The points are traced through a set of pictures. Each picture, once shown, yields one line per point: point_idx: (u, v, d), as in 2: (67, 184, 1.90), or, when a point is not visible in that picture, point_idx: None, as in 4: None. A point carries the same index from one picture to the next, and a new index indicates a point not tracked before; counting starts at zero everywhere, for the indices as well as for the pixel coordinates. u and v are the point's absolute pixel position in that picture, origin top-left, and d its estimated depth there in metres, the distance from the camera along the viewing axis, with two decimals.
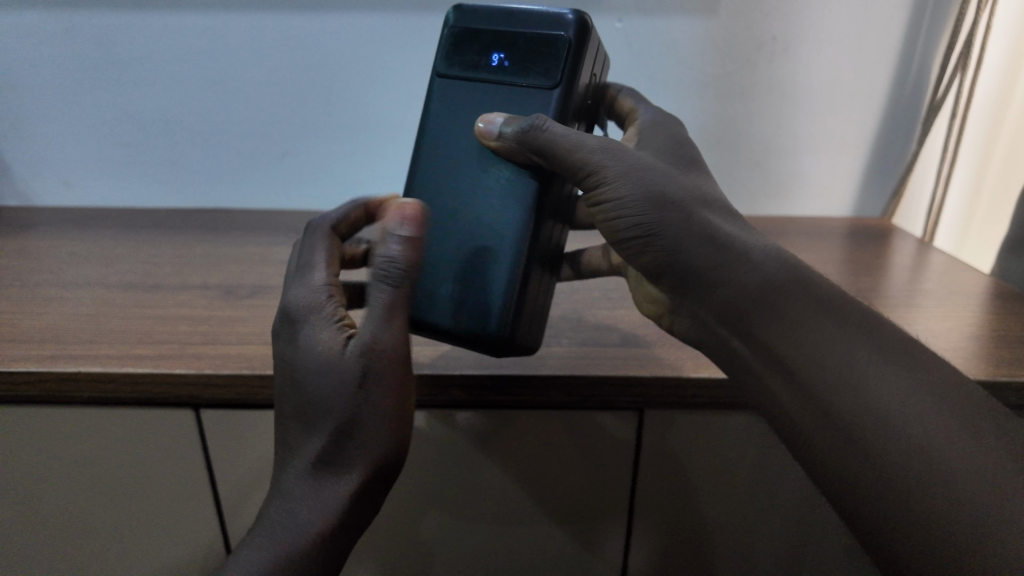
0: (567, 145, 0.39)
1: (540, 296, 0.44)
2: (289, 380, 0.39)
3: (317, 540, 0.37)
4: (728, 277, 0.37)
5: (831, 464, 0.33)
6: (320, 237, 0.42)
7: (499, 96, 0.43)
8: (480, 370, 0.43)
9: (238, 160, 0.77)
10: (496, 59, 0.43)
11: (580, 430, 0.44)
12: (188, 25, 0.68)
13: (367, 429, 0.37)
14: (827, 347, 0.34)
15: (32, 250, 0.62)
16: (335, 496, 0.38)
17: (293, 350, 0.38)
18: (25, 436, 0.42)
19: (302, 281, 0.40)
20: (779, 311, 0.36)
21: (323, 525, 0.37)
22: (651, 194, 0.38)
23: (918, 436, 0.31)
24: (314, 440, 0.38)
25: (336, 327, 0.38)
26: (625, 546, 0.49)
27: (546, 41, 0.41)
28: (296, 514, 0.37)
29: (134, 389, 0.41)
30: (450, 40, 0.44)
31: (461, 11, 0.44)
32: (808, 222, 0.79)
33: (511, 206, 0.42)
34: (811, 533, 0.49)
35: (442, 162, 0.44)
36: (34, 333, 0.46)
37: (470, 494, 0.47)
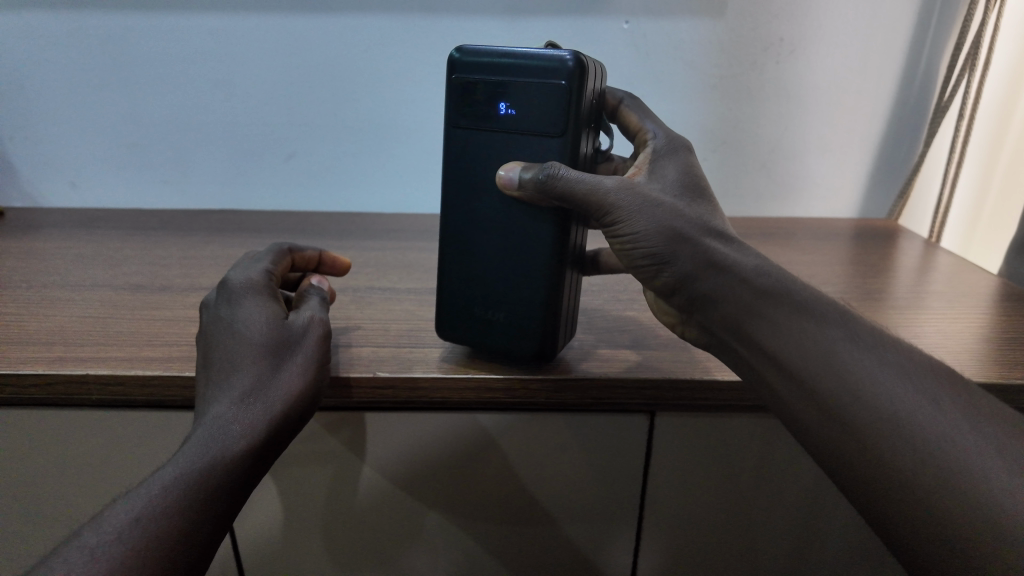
0: (584, 192, 0.38)
1: (572, 297, 0.45)
2: (221, 336, 0.38)
3: (187, 502, 0.31)
4: (747, 320, 0.36)
5: (856, 488, 0.32)
6: (269, 256, 0.45)
7: (509, 146, 0.41)
8: (492, 372, 0.43)
9: (244, 161, 0.76)
10: (503, 108, 0.40)
11: (592, 431, 0.44)
12: (197, 26, 0.69)
13: (274, 397, 0.35)
14: (848, 382, 0.32)
15: (39, 251, 0.62)
16: (207, 460, 0.32)
17: (209, 322, 0.39)
18: (31, 440, 0.42)
19: (237, 270, 0.42)
20: (780, 326, 0.35)
21: (212, 472, 0.32)
22: (661, 224, 0.37)
23: (922, 424, 0.30)
24: (226, 393, 0.35)
25: (260, 301, 0.40)
26: (635, 548, 0.49)
27: (552, 92, 0.38)
28: (183, 459, 0.32)
29: (144, 391, 0.41)
30: (451, 89, 0.41)
31: (460, 57, 0.40)
32: (816, 223, 0.79)
33: (536, 232, 0.42)
34: (820, 534, 0.49)
35: (457, 190, 0.43)
36: (42, 335, 0.45)
37: (480, 496, 0.46)
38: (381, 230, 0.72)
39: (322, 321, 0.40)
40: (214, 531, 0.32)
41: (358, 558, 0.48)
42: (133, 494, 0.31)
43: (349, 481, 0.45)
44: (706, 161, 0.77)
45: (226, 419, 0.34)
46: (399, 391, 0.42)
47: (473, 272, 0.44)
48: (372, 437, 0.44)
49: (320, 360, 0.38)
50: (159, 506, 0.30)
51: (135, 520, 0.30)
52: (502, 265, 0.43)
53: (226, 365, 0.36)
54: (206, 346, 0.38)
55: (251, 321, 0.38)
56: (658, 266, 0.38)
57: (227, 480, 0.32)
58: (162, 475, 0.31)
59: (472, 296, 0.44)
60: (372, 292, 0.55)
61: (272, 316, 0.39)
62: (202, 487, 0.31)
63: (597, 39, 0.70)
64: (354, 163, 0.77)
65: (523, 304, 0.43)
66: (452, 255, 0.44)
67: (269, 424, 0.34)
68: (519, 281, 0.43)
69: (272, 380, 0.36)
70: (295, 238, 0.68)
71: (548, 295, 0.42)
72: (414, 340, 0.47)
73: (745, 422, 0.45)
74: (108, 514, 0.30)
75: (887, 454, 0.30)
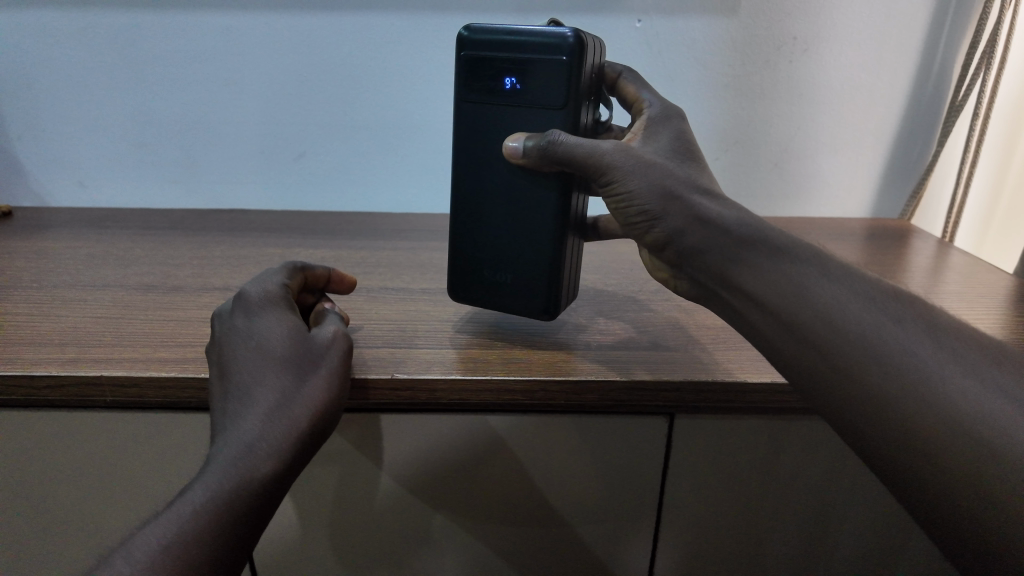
0: (580, 152, 0.40)
1: (574, 261, 0.49)
2: (242, 351, 0.38)
3: (216, 521, 0.31)
4: (734, 267, 0.37)
5: (866, 434, 0.31)
6: (283, 270, 0.45)
7: (515, 119, 0.44)
8: (512, 374, 0.42)
9: (253, 160, 0.76)
10: (509, 82, 0.43)
11: (611, 433, 0.44)
12: (207, 25, 0.69)
13: (299, 408, 0.35)
14: (841, 319, 0.32)
15: (49, 251, 0.61)
16: (235, 475, 0.32)
17: (226, 332, 0.39)
18: (44, 442, 0.41)
19: (253, 281, 0.42)
20: (764, 270, 0.36)
21: (240, 494, 0.32)
22: (656, 182, 0.39)
23: (912, 359, 0.30)
24: (253, 410, 0.34)
25: (277, 313, 0.40)
26: (653, 550, 0.48)
27: (553, 66, 0.41)
28: (212, 479, 0.32)
29: (160, 393, 0.40)
30: (461, 65, 0.44)
31: (468, 34, 0.43)
32: (828, 222, 0.78)
33: (539, 195, 0.45)
34: (838, 535, 0.48)
35: (467, 161, 0.46)
36: (55, 336, 0.45)
37: (496, 498, 0.46)
38: (391, 230, 0.72)
39: (342, 334, 0.40)
40: (238, 548, 0.31)
41: (373, 559, 0.48)
42: (162, 517, 0.31)
43: (365, 482, 0.45)
44: (718, 160, 0.76)
45: (251, 436, 0.33)
46: (417, 393, 0.42)
47: (484, 239, 0.47)
48: (390, 438, 0.43)
49: (342, 376, 0.38)
50: (191, 530, 0.30)
51: (164, 547, 0.30)
52: (510, 234, 0.46)
53: (247, 378, 0.36)
54: (224, 359, 0.38)
55: (271, 333, 0.38)
56: (652, 222, 0.40)
57: (256, 501, 0.32)
58: (192, 495, 0.31)
59: (484, 260, 0.48)
60: (386, 292, 0.55)
61: (291, 329, 0.39)
62: (232, 512, 0.31)
63: (610, 38, 0.69)
64: (364, 162, 0.76)
65: (530, 269, 0.47)
66: (465, 224, 0.47)
67: (295, 442, 0.34)
68: (525, 248, 0.46)
69: (295, 395, 0.36)
70: (305, 238, 0.68)
71: (552, 263, 0.46)
72: (430, 341, 0.47)
73: (767, 424, 0.44)
74: (137, 539, 0.30)
75: (886, 393, 0.30)
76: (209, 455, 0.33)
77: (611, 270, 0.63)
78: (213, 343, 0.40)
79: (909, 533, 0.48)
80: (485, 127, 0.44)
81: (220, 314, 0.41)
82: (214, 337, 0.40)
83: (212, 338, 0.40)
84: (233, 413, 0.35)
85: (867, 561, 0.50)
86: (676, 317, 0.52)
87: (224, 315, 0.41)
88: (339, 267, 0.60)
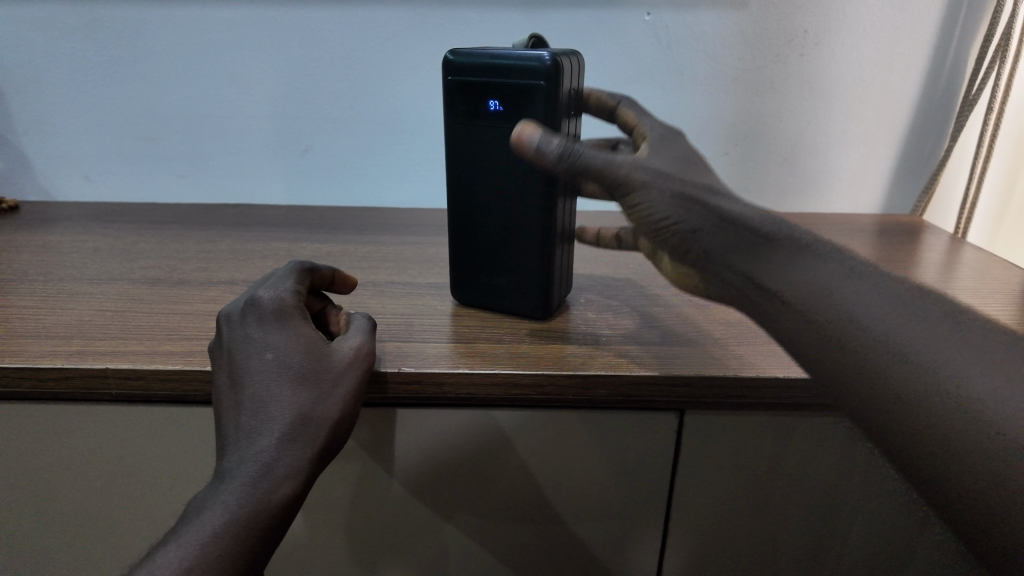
0: (597, 161, 0.37)
1: (564, 260, 0.49)
2: (255, 363, 0.37)
3: (237, 539, 0.32)
4: (762, 271, 0.34)
5: (911, 447, 0.28)
6: (293, 271, 0.43)
7: (499, 141, 0.43)
8: (519, 368, 0.42)
9: (258, 153, 0.76)
10: (492, 105, 0.42)
11: (619, 429, 0.43)
12: (213, 19, 0.68)
13: (315, 429, 0.36)
14: (879, 330, 0.30)
15: (54, 244, 0.61)
16: (255, 494, 0.33)
17: (239, 339, 0.38)
18: (48, 433, 0.41)
19: (266, 285, 0.41)
20: (790, 278, 0.33)
21: (259, 513, 0.33)
22: (674, 188, 0.36)
23: (924, 348, 0.29)
24: (270, 431, 0.35)
25: (290, 326, 0.39)
26: (661, 547, 0.48)
27: (534, 92, 0.41)
28: (231, 497, 0.33)
29: (165, 386, 0.40)
30: (448, 89, 0.44)
31: (453, 59, 0.42)
32: (840, 218, 0.77)
33: (527, 204, 0.44)
34: (846, 532, 0.48)
35: (457, 176, 0.46)
36: (61, 328, 0.45)
37: (502, 495, 0.45)
38: (396, 224, 0.71)
39: (365, 352, 0.40)
40: (254, 558, 0.33)
41: (380, 555, 0.47)
42: (183, 539, 0.32)
43: (372, 478, 0.44)
44: (727, 155, 0.76)
45: (269, 456, 0.34)
46: (424, 387, 0.41)
47: (478, 245, 0.47)
48: (399, 433, 0.43)
49: (356, 396, 0.38)
50: (213, 551, 0.31)
51: (189, 568, 0.31)
52: (501, 238, 0.46)
53: (261, 393, 0.36)
54: (235, 368, 0.37)
55: (286, 348, 0.38)
56: (673, 231, 0.36)
57: (273, 519, 0.34)
58: (212, 516, 0.32)
59: (479, 266, 0.48)
60: (392, 287, 0.54)
61: (307, 345, 0.38)
62: (251, 533, 0.33)
63: (618, 32, 0.69)
64: (369, 157, 0.76)
65: (522, 274, 0.47)
66: (460, 232, 0.48)
67: (311, 461, 0.35)
68: (516, 253, 0.46)
69: (311, 414, 0.36)
70: (311, 232, 0.67)
71: (541, 264, 0.46)
72: (437, 335, 0.46)
73: (779, 420, 0.43)
74: (160, 559, 0.31)
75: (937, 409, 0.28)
76: (222, 469, 0.34)
77: (619, 264, 0.62)
78: (219, 349, 0.39)
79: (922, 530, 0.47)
80: (474, 147, 0.44)
81: (227, 317, 0.40)
82: (220, 342, 0.39)
83: (215, 344, 0.40)
84: (247, 429, 0.35)
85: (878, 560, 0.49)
86: (685, 312, 0.51)
87: (232, 320, 0.40)
88: (345, 262, 0.59)
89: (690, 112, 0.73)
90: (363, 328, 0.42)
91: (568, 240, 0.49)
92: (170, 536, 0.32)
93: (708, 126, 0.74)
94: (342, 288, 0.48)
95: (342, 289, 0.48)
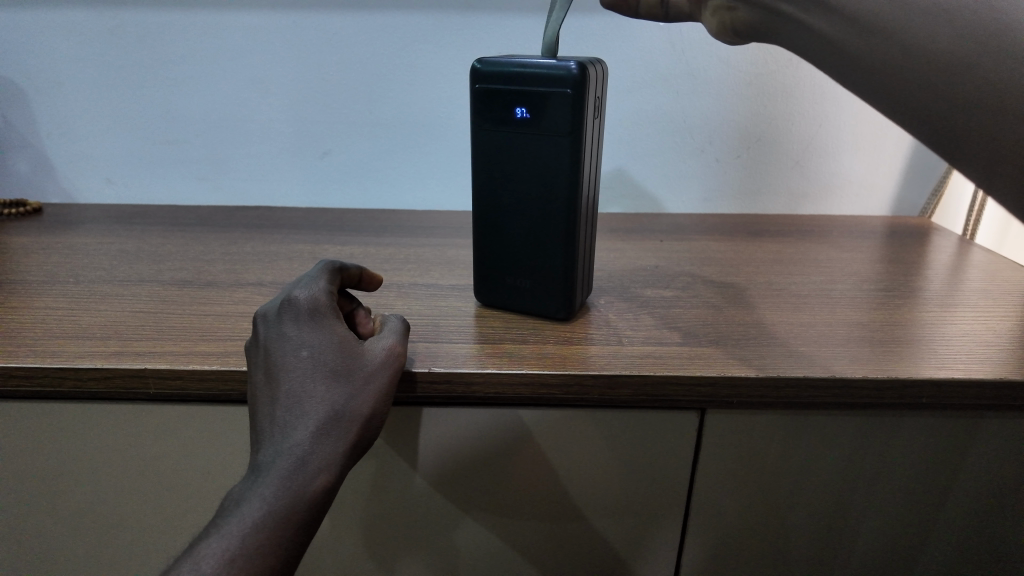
0: None
1: (585, 263, 0.50)
2: (290, 360, 0.38)
3: (274, 533, 0.33)
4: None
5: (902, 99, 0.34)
6: (324, 271, 0.44)
7: (525, 148, 0.44)
8: (545, 368, 0.43)
9: (278, 156, 0.77)
10: (519, 113, 0.43)
11: (640, 428, 0.44)
12: (235, 24, 0.69)
13: (347, 425, 0.37)
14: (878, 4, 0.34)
15: (80, 247, 0.62)
16: (291, 488, 0.34)
17: (275, 338, 0.39)
18: (87, 430, 0.42)
19: (300, 285, 0.42)
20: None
21: (293, 507, 0.34)
22: None
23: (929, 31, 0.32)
24: (304, 425, 0.36)
25: (324, 325, 0.40)
26: (680, 544, 0.49)
27: (560, 99, 0.42)
28: (268, 491, 0.34)
29: (202, 385, 0.41)
30: (474, 97, 0.45)
31: (480, 68, 0.44)
32: (849, 220, 0.79)
33: (552, 207, 0.45)
34: (862, 529, 0.49)
35: (483, 181, 0.47)
36: (97, 330, 0.46)
37: (525, 493, 0.47)
38: (415, 227, 0.72)
39: (397, 354, 0.40)
40: (291, 552, 0.34)
41: (404, 550, 0.49)
42: (223, 531, 0.33)
43: (399, 475, 0.45)
44: (740, 158, 0.77)
45: (303, 450, 0.35)
46: (453, 386, 0.42)
47: (502, 248, 0.49)
48: (427, 430, 0.44)
49: (386, 395, 0.39)
50: (252, 542, 0.33)
51: (229, 559, 0.32)
52: (524, 240, 0.47)
53: (296, 389, 0.37)
54: (271, 365, 0.38)
55: (320, 347, 0.39)
56: None
57: (307, 514, 0.35)
58: (250, 508, 0.33)
59: (504, 268, 0.49)
60: (417, 288, 0.56)
61: (341, 343, 0.39)
62: (287, 527, 0.34)
63: (632, 36, 0.70)
64: (386, 160, 0.77)
65: (546, 276, 0.48)
66: (484, 234, 0.49)
67: (343, 456, 0.36)
68: (539, 255, 0.47)
69: (343, 411, 0.37)
70: (332, 235, 0.69)
71: (564, 267, 0.47)
72: (463, 335, 0.47)
73: (797, 418, 0.44)
74: (201, 550, 0.32)
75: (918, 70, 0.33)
76: (258, 462, 0.35)
77: (637, 265, 0.63)
78: (254, 348, 0.40)
79: (933, 525, 0.49)
80: (499, 152, 0.45)
81: (262, 316, 0.41)
82: (255, 341, 0.40)
83: (251, 344, 0.40)
84: (282, 423, 0.36)
85: (891, 553, 0.50)
86: (704, 313, 0.52)
87: (267, 318, 0.40)
88: (368, 264, 0.61)
89: (703, 117, 0.74)
90: (393, 329, 0.43)
91: (589, 243, 0.50)
92: (210, 528, 0.33)
93: (720, 128, 0.75)
94: (371, 284, 0.49)
95: (370, 285, 0.49)
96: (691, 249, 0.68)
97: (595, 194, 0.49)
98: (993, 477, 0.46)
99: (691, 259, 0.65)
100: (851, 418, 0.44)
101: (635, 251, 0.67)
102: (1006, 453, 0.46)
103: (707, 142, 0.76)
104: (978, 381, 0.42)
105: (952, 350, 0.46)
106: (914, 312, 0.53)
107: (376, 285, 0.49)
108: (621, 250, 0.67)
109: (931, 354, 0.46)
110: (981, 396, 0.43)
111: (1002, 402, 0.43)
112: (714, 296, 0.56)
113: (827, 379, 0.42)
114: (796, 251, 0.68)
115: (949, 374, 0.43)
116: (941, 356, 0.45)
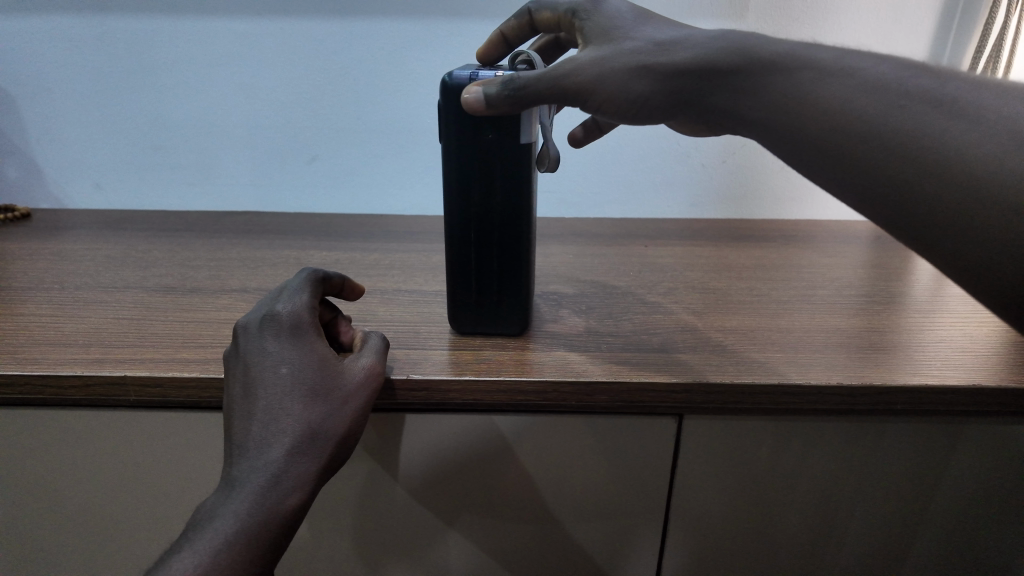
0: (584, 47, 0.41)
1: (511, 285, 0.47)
2: (266, 375, 0.38)
3: (244, 549, 0.34)
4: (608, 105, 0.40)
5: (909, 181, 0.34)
6: (309, 283, 0.44)
7: None
8: (522, 375, 0.43)
9: (267, 161, 0.77)
10: None
11: (618, 433, 0.45)
12: (223, 30, 0.70)
13: (320, 445, 0.37)
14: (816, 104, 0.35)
15: (67, 253, 0.63)
16: (261, 505, 0.35)
17: (254, 350, 0.39)
18: (64, 435, 0.43)
19: (282, 297, 0.42)
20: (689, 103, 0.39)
21: (265, 524, 0.34)
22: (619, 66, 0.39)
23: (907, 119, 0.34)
24: (278, 443, 0.36)
25: (305, 342, 0.40)
26: (661, 547, 0.49)
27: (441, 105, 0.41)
28: (240, 507, 0.34)
29: (182, 393, 0.41)
30: None
31: None
32: (835, 225, 0.79)
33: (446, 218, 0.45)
34: (842, 532, 0.49)
35: None
36: (79, 337, 0.46)
37: (504, 498, 0.47)
38: (402, 233, 0.73)
39: (376, 373, 0.41)
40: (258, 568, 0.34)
41: (387, 555, 0.49)
42: (192, 547, 0.33)
43: (379, 479, 0.45)
44: (726, 163, 0.78)
45: (277, 467, 0.36)
46: (432, 393, 0.43)
47: None
48: (407, 437, 0.44)
49: (363, 413, 0.39)
50: (222, 559, 0.33)
51: None
52: None
53: (272, 404, 0.37)
54: (249, 378, 0.38)
55: (300, 363, 0.39)
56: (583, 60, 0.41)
57: (279, 530, 0.35)
58: (222, 524, 0.34)
59: None
60: (400, 294, 0.56)
61: (320, 361, 0.39)
62: (258, 543, 0.34)
63: None
64: (373, 165, 0.77)
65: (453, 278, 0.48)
66: None
67: (316, 473, 0.37)
68: None
69: (318, 429, 0.37)
70: (319, 241, 0.69)
71: (469, 283, 0.46)
72: (442, 342, 0.48)
73: (776, 425, 0.45)
74: (168, 565, 0.32)
75: (893, 163, 0.34)
76: (231, 477, 0.35)
77: (621, 271, 0.63)
78: (232, 359, 0.40)
79: (915, 527, 0.49)
80: None
81: (244, 326, 0.41)
82: (234, 350, 0.41)
83: (230, 354, 0.41)
84: (256, 438, 0.36)
85: (875, 556, 0.50)
86: (684, 319, 0.53)
87: (248, 330, 0.41)
88: (353, 270, 0.61)
89: None
90: (372, 347, 0.43)
91: (522, 272, 0.46)
92: (179, 544, 0.34)
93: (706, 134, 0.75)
94: (352, 290, 0.49)
95: (351, 291, 0.49)
96: (675, 254, 0.68)
97: (531, 204, 0.44)
98: (974, 480, 0.47)
99: (675, 265, 0.65)
100: (828, 426, 0.45)
101: (620, 257, 0.67)
102: (985, 459, 0.46)
103: (693, 147, 0.76)
104: (951, 387, 0.43)
105: (928, 356, 0.47)
106: (892, 317, 0.54)
107: (358, 291, 0.49)
108: (607, 256, 0.67)
109: (909, 362, 0.46)
110: (954, 403, 0.43)
111: (978, 408, 0.43)
112: (694, 302, 0.56)
113: (802, 387, 0.42)
114: (782, 256, 0.68)
115: (924, 381, 0.43)
116: (917, 363, 0.46)
